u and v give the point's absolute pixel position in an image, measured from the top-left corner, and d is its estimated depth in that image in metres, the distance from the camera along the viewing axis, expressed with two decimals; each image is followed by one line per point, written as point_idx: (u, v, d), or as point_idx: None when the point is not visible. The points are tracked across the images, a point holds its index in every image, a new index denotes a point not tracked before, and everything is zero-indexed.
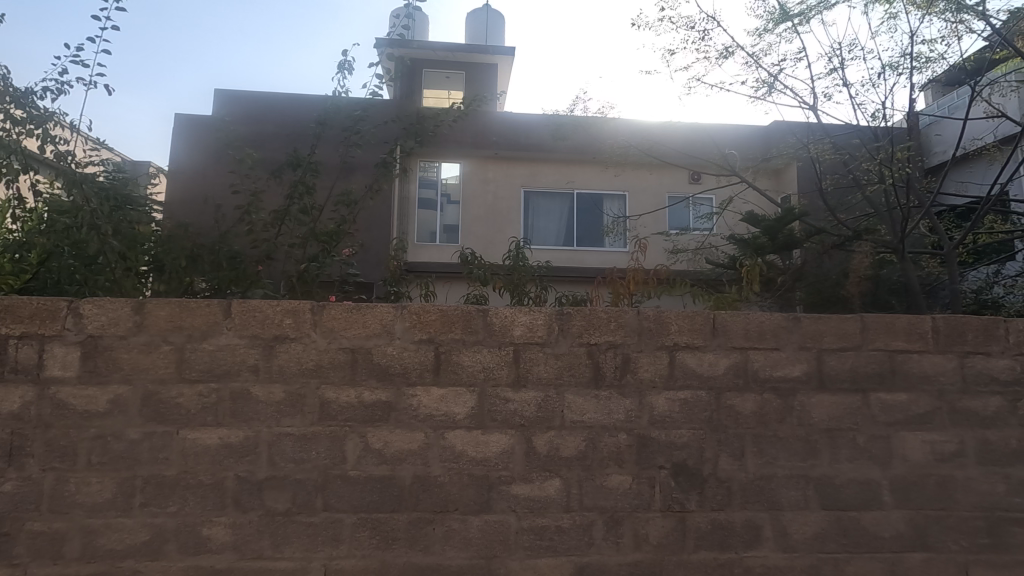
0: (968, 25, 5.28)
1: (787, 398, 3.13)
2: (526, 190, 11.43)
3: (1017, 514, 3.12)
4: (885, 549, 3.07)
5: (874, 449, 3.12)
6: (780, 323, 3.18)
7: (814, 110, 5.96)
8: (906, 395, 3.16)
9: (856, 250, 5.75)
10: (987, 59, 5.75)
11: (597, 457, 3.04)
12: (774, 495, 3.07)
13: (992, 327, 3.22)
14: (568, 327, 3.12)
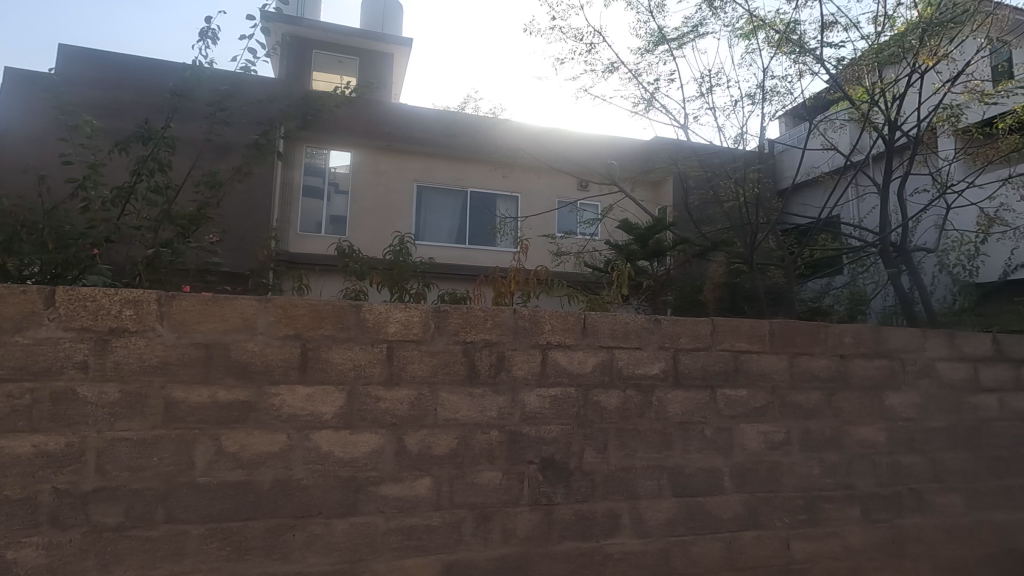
0: (812, 68, 6.02)
1: (647, 394, 3.36)
2: (419, 185, 11.23)
3: (829, 493, 3.62)
4: (725, 529, 3.41)
5: (719, 440, 3.45)
6: (643, 324, 3.41)
7: (684, 129, 6.48)
8: (747, 391, 3.54)
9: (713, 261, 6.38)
10: (824, 99, 6.61)
11: (469, 454, 3.06)
12: (632, 485, 3.28)
13: (815, 331, 3.71)
14: (445, 325, 3.11)
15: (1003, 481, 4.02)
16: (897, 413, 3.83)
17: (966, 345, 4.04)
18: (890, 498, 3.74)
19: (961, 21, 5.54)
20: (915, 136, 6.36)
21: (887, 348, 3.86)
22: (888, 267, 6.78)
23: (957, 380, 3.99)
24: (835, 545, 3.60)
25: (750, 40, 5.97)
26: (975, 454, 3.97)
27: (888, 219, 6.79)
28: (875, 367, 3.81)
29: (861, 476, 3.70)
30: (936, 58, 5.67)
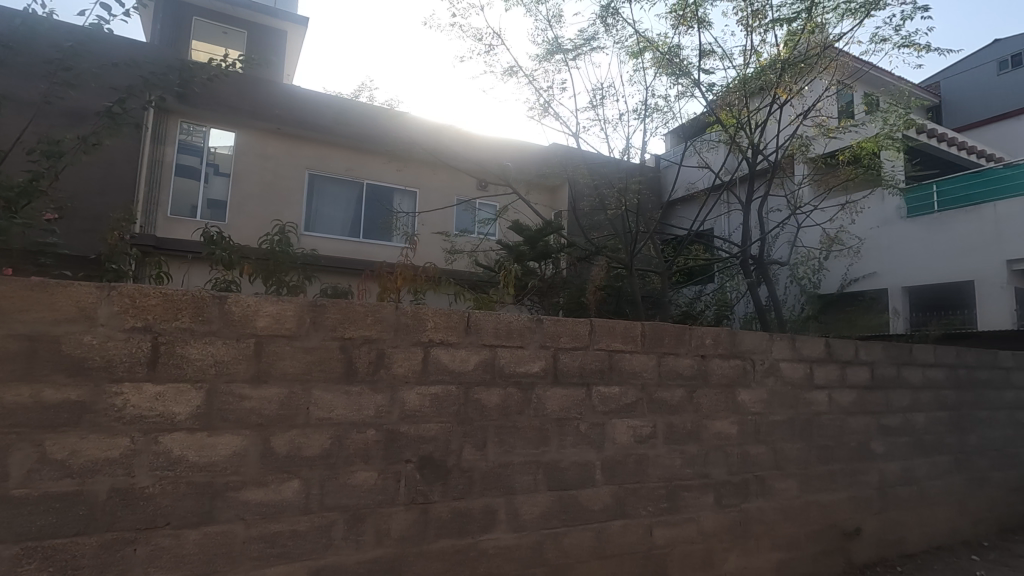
0: (691, 91, 6.54)
1: (527, 391, 3.45)
2: (310, 173, 10.60)
3: (688, 482, 3.94)
4: (595, 520, 3.58)
5: (592, 435, 3.63)
6: (525, 324, 3.50)
7: (576, 138, 6.74)
8: (619, 388, 3.76)
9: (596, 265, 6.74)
10: (700, 120, 7.22)
11: (342, 455, 2.94)
12: (509, 480, 3.34)
13: (681, 334, 4.03)
14: (322, 320, 2.96)
15: (829, 467, 4.62)
16: (747, 408, 4.26)
17: (804, 348, 4.61)
18: (739, 485, 4.16)
19: (811, 63, 6.33)
20: (773, 161, 7.16)
21: (741, 349, 4.29)
22: (749, 278, 7.52)
23: (796, 379, 4.53)
24: (691, 530, 3.92)
25: (639, 59, 6.35)
26: (808, 443, 4.53)
27: (750, 234, 7.55)
28: (730, 366, 4.22)
29: (716, 466, 4.07)
30: (791, 93, 6.42)
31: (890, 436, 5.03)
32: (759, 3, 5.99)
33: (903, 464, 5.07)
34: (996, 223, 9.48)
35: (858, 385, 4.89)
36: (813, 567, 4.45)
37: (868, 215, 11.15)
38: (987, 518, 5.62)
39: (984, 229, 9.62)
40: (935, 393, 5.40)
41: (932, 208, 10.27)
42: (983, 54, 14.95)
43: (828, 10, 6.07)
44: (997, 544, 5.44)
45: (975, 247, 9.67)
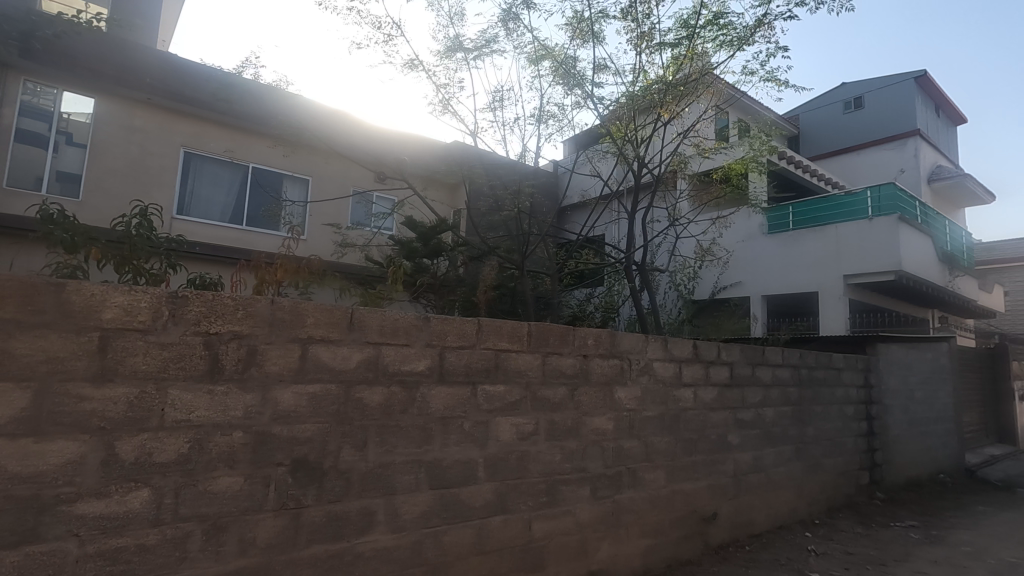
0: (584, 102, 6.82)
1: (411, 390, 3.40)
2: (187, 152, 9.68)
3: (566, 476, 4.11)
4: (475, 517, 3.61)
5: (476, 433, 3.66)
6: (412, 322, 3.45)
7: (475, 137, 6.78)
8: (504, 386, 3.83)
9: (487, 265, 6.91)
10: (593, 130, 7.58)
11: (202, 459, 2.71)
12: (389, 481, 3.27)
13: (565, 334, 4.21)
14: (183, 313, 2.71)
15: (693, 458, 5.05)
16: (623, 404, 4.53)
17: (674, 349, 5.00)
18: (613, 477, 4.41)
19: (691, 87, 6.89)
20: (656, 174, 7.71)
21: (619, 349, 4.55)
22: (631, 283, 8.02)
23: (666, 377, 4.91)
24: (567, 522, 4.09)
25: (537, 65, 6.51)
26: (675, 436, 4.92)
27: (634, 241, 8.05)
28: (609, 365, 4.47)
29: (592, 460, 4.28)
30: (672, 113, 6.97)
31: (744, 428, 5.61)
32: (649, 25, 6.41)
33: (753, 453, 5.68)
34: (836, 243, 10.94)
35: (719, 383, 5.40)
36: (676, 550, 4.83)
37: (736, 230, 12.38)
38: (819, 499, 6.45)
39: (827, 248, 11.05)
40: (782, 390, 6.10)
41: (788, 226, 11.61)
42: (832, 94, 17.12)
43: (707, 40, 6.65)
44: (825, 521, 6.27)
45: (819, 263, 11.10)
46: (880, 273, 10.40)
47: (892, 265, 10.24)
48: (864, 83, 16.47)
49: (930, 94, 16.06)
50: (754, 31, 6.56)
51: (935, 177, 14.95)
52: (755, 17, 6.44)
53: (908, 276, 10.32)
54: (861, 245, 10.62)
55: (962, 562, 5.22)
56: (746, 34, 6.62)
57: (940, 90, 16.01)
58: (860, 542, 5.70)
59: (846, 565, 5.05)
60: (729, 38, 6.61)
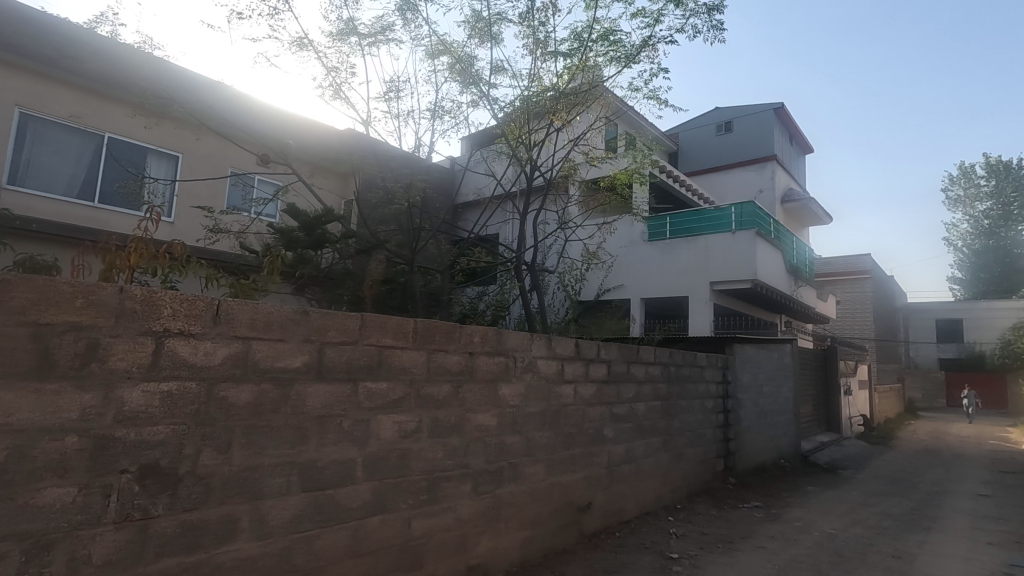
0: (480, 101, 6.85)
1: (285, 388, 3.21)
2: (24, 113, 8.31)
3: (448, 473, 4.11)
4: (351, 519, 3.49)
5: (355, 432, 3.54)
6: (288, 315, 3.26)
7: (367, 127, 6.55)
8: (387, 383, 3.75)
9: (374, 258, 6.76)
10: (489, 130, 7.66)
11: (24, 469, 2.36)
12: (256, 485, 3.06)
13: (452, 331, 4.21)
14: (2, 300, 2.34)
15: (571, 451, 5.29)
16: (506, 401, 4.63)
17: (557, 347, 5.21)
18: (494, 472, 4.49)
19: (583, 98, 7.20)
20: (547, 178, 7.99)
21: (505, 347, 4.65)
22: (519, 283, 8.21)
23: (549, 374, 5.09)
24: (448, 518, 4.09)
25: (435, 60, 6.44)
26: (555, 431, 5.12)
27: (524, 241, 8.24)
28: (494, 363, 4.54)
29: (475, 456, 4.33)
30: (564, 121, 7.25)
31: (618, 422, 5.99)
32: (544, 34, 6.61)
33: (626, 445, 6.08)
34: (704, 253, 12.02)
35: (597, 380, 5.71)
36: (552, 541, 5.03)
37: (620, 236, 13.18)
38: (681, 485, 7.06)
39: (696, 256, 12.11)
40: (652, 386, 6.59)
41: (665, 235, 12.54)
42: (707, 117, 18.79)
43: (598, 54, 7.00)
44: (686, 506, 6.88)
45: (690, 270, 12.14)
46: (740, 281, 11.59)
47: (749, 275, 11.44)
48: (733, 109, 18.25)
49: (786, 126, 18.18)
50: (641, 50, 6.98)
51: (787, 199, 16.97)
52: (642, 38, 6.87)
53: (762, 285, 11.61)
54: (726, 255, 11.77)
55: (793, 535, 5.99)
56: (633, 52, 7.01)
57: (794, 123, 18.18)
58: (713, 522, 6.33)
59: (701, 544, 5.58)
60: (619, 54, 6.98)
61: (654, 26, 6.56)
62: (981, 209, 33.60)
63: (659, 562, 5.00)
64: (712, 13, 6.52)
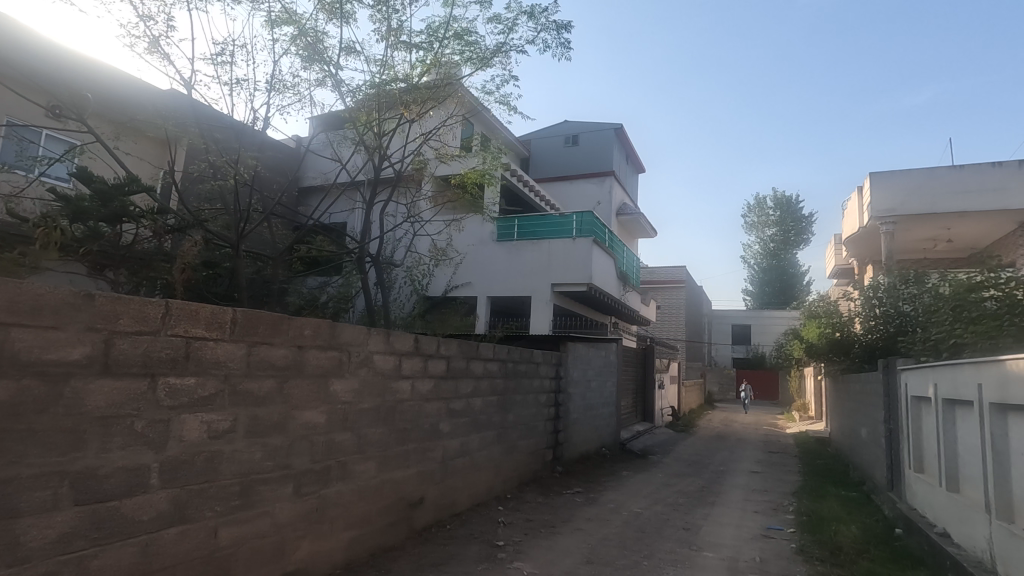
0: (328, 82, 6.49)
1: (57, 385, 2.72)
2: None
3: (266, 475, 3.81)
4: (140, 532, 3.06)
5: (150, 433, 3.12)
6: (65, 298, 2.77)
7: (190, 89, 5.82)
8: (195, 379, 3.36)
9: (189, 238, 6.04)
10: (336, 113, 7.29)
11: None
12: (8, 501, 2.55)
13: (278, 323, 3.91)
14: None
15: (404, 447, 5.25)
16: (337, 397, 4.43)
17: (395, 342, 5.13)
18: (320, 472, 4.27)
19: (437, 94, 7.16)
20: (397, 170, 7.85)
21: (339, 341, 4.45)
22: (361, 275, 7.90)
23: (385, 369, 4.99)
24: (263, 524, 3.79)
25: (277, 29, 5.95)
26: (389, 427, 5.04)
27: (369, 232, 7.94)
28: (326, 357, 4.32)
29: (298, 456, 4.07)
30: (415, 115, 7.17)
31: (454, 417, 6.08)
32: (397, 23, 6.46)
33: (461, 439, 6.20)
34: (546, 256, 12.73)
35: (436, 375, 5.74)
36: (380, 538, 4.93)
37: (469, 234, 13.44)
38: (513, 476, 7.39)
39: (539, 259, 12.78)
40: (490, 382, 6.81)
41: (512, 236, 13.04)
42: (557, 128, 19.93)
43: (453, 51, 7.03)
44: (515, 495, 7.22)
45: (533, 272, 12.78)
46: (577, 284, 12.47)
47: (584, 279, 12.36)
48: (580, 124, 19.61)
49: (623, 146, 20.02)
50: (495, 55, 7.14)
51: (621, 212, 18.70)
52: (496, 43, 7.04)
53: (595, 288, 12.63)
54: (566, 259, 12.58)
55: (606, 516, 6.63)
56: (488, 55, 7.15)
57: (630, 144, 20.09)
58: (539, 509, 6.74)
59: (525, 530, 5.90)
60: (473, 55, 7.08)
61: (507, 34, 6.78)
62: (769, 234, 40.25)
63: (485, 551, 5.18)
64: (561, 32, 6.92)
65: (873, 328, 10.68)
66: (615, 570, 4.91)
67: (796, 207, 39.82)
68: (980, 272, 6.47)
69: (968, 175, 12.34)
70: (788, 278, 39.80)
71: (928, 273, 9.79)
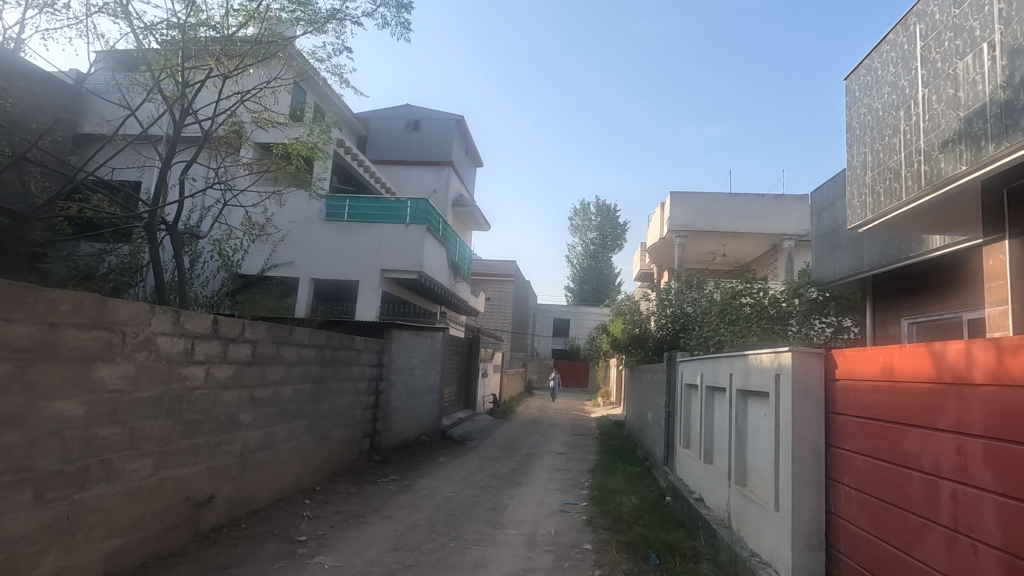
0: (117, 12, 5.51)
1: None
2: None
3: None
4: None
5: None
6: None
7: None
8: None
9: None
10: (129, 52, 6.22)
11: None
12: None
13: (21, 295, 3.20)
14: None
15: (192, 441, 4.68)
16: (103, 385, 3.78)
17: (187, 323, 4.55)
18: (74, 474, 3.60)
19: (257, 51, 6.48)
20: (205, 129, 6.94)
21: (109, 320, 3.79)
22: (151, 243, 6.82)
23: (172, 354, 4.39)
24: None
25: None
26: (174, 420, 4.44)
27: (165, 195, 6.87)
28: (90, 338, 3.65)
29: (43, 455, 3.38)
30: (229, 70, 6.40)
31: (258, 407, 5.59)
32: None
33: (265, 431, 5.72)
34: (377, 241, 12.35)
35: (237, 361, 5.22)
36: (155, 545, 4.32)
37: (292, 210, 12.43)
38: (323, 467, 7.05)
39: (369, 243, 12.34)
40: (303, 369, 6.41)
41: (342, 217, 12.36)
42: (397, 110, 19.43)
43: (279, 7, 6.42)
44: (325, 487, 6.90)
45: (362, 256, 12.30)
46: (407, 271, 12.30)
47: (415, 267, 12.23)
48: (422, 110, 19.36)
49: (464, 138, 20.28)
50: (329, 20, 6.67)
51: (457, 203, 18.89)
52: (330, 8, 6.59)
53: (426, 277, 12.59)
54: (397, 245, 12.32)
55: (418, 502, 6.68)
56: (321, 19, 6.66)
57: (470, 137, 20.41)
58: (349, 500, 6.53)
59: (331, 523, 5.67)
60: (303, 15, 6.54)
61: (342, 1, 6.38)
62: (590, 237, 44.09)
63: (284, 548, 4.86)
64: (400, 10, 6.72)
65: (663, 326, 12.35)
66: (421, 553, 4.98)
67: (613, 214, 44.15)
68: (741, 281, 7.76)
69: (740, 201, 14.87)
70: (603, 278, 44.04)
71: (706, 280, 11.61)
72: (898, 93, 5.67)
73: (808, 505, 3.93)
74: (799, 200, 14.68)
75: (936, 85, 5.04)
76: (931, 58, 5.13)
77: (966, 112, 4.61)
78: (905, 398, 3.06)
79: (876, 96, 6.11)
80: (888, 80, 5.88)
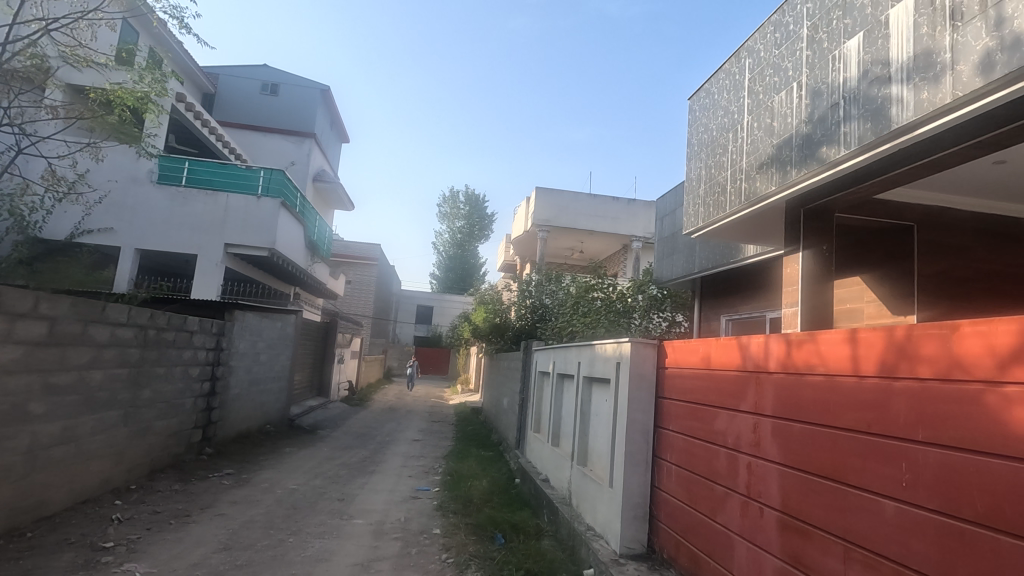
0: None
1: None
2: None
3: None
4: None
5: None
6: None
7: None
8: None
9: None
10: None
11: None
12: None
13: None
14: None
15: None
16: None
17: None
18: None
19: None
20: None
21: None
22: None
23: None
24: None
25: None
26: None
27: None
28: None
29: None
30: None
31: (55, 395, 4.74)
32: None
33: (64, 423, 4.87)
34: (222, 211, 11.12)
35: (27, 342, 4.37)
36: None
37: (113, 167, 10.69)
38: (142, 462, 6.21)
39: (212, 213, 11.08)
40: (119, 352, 5.56)
41: (179, 180, 10.94)
42: (253, 69, 17.68)
43: None
44: (144, 485, 6.09)
45: (202, 227, 11.01)
46: (256, 248, 11.24)
47: (266, 243, 11.22)
48: (281, 73, 17.82)
49: (328, 110, 19.05)
50: None
51: (318, 178, 17.70)
52: None
53: (278, 255, 11.61)
54: (246, 218, 11.20)
55: (255, 497, 6.18)
56: None
57: (336, 109, 19.24)
58: (172, 498, 5.84)
59: (147, 525, 5.02)
60: None
61: None
62: (457, 226, 44.15)
63: (83, 558, 4.19)
64: None
65: (523, 316, 12.81)
66: (255, 551, 4.62)
67: (481, 205, 44.60)
68: (593, 276, 8.15)
69: (597, 202, 15.90)
70: (468, 267, 44.38)
71: (564, 274, 12.21)
72: (729, 117, 6.45)
73: (636, 480, 4.34)
74: (648, 205, 16.08)
75: (758, 114, 5.81)
76: (755, 90, 5.91)
77: (778, 140, 5.39)
78: (718, 384, 3.50)
79: (711, 117, 6.90)
80: (722, 104, 6.66)
